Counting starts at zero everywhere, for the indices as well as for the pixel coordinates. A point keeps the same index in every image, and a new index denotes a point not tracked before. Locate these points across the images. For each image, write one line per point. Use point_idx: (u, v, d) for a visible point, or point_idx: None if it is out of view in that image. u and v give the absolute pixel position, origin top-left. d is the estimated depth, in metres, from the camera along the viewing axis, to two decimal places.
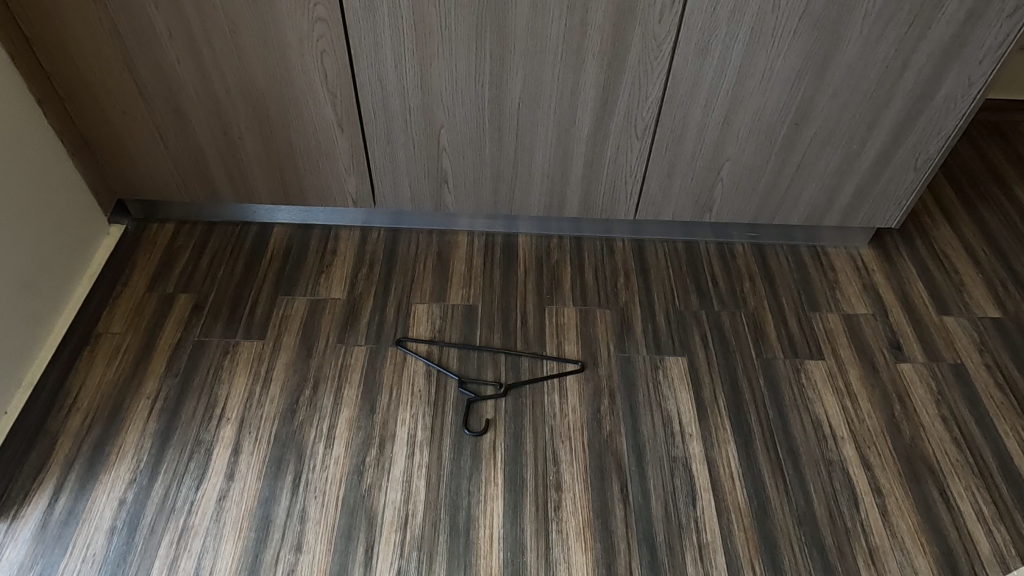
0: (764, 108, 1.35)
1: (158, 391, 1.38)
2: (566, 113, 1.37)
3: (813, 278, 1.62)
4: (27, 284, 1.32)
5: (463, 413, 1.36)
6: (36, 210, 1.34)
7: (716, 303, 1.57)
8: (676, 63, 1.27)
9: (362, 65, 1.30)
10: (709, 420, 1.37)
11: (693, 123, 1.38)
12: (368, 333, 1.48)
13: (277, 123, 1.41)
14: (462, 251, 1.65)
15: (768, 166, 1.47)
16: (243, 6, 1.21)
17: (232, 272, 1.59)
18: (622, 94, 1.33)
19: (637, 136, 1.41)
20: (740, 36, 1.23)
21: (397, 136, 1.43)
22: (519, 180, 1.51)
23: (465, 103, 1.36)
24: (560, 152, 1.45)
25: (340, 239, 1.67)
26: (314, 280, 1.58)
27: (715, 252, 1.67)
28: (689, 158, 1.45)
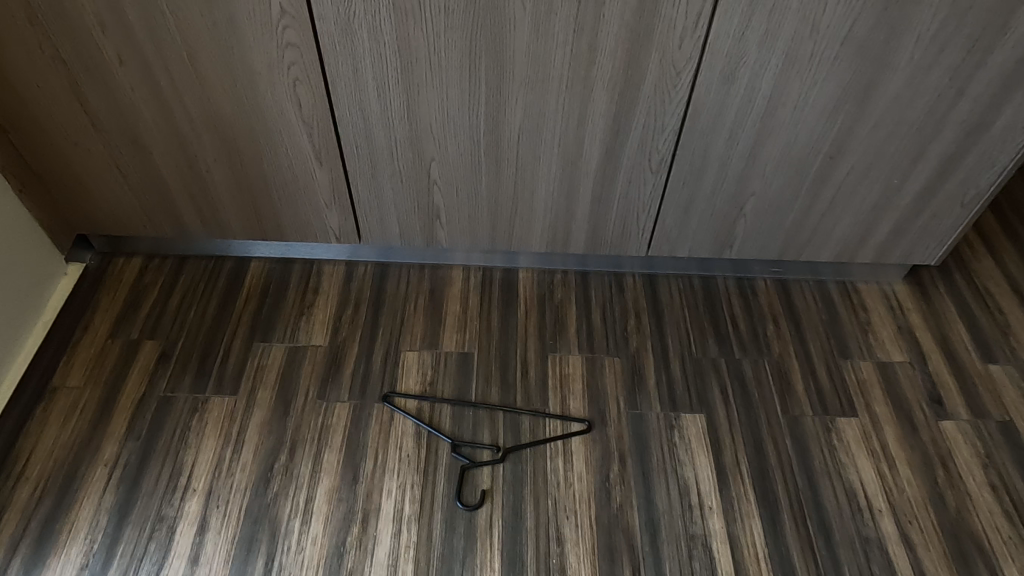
0: (795, 140, 1.19)
1: (118, 457, 1.24)
2: (572, 146, 1.21)
3: (843, 319, 1.47)
4: None
5: (456, 483, 1.22)
6: None
7: (737, 349, 1.42)
8: (697, 92, 1.12)
9: (341, 94, 1.15)
10: (730, 489, 1.23)
11: (715, 157, 1.23)
12: (351, 387, 1.34)
13: (248, 156, 1.26)
14: (456, 289, 1.50)
15: (798, 202, 1.31)
16: (202, 29, 1.06)
17: (204, 314, 1.44)
18: (635, 126, 1.17)
19: (651, 170, 1.25)
20: (771, 63, 1.07)
21: (382, 169, 1.28)
22: (519, 216, 1.36)
23: (458, 135, 1.21)
24: (565, 187, 1.29)
25: (323, 276, 1.52)
26: (294, 324, 1.43)
27: (734, 289, 1.52)
28: (709, 193, 1.30)
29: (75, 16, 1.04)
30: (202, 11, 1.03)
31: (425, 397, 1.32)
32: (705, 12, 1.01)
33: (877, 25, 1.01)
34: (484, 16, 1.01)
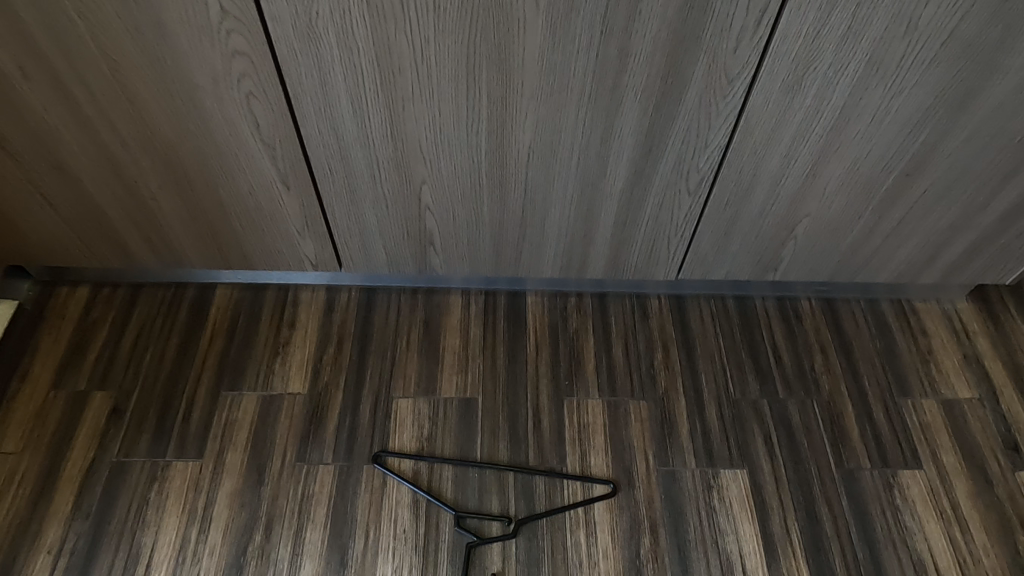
0: (866, 156, 0.98)
1: (63, 541, 1.05)
2: (593, 165, 1.00)
3: (900, 347, 1.28)
4: None
5: (463, 561, 1.05)
6: None
7: (780, 387, 1.23)
8: (752, 103, 0.90)
9: (308, 110, 0.92)
10: (780, 565, 1.06)
11: (767, 175, 1.01)
12: (336, 446, 1.15)
13: (199, 182, 1.04)
14: (455, 320, 1.30)
15: (859, 223, 1.10)
16: (123, 36, 0.82)
17: (163, 356, 1.24)
18: (672, 142, 0.96)
19: (687, 190, 1.04)
20: (849, 68, 0.85)
21: (363, 193, 1.06)
22: (528, 241, 1.15)
23: (454, 155, 0.99)
24: (583, 211, 1.08)
25: (300, 305, 1.31)
26: (268, 367, 1.24)
27: (774, 312, 1.32)
28: (755, 214, 1.08)
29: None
30: (121, 15, 0.80)
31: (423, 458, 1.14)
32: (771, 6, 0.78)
33: (991, 20, 0.79)
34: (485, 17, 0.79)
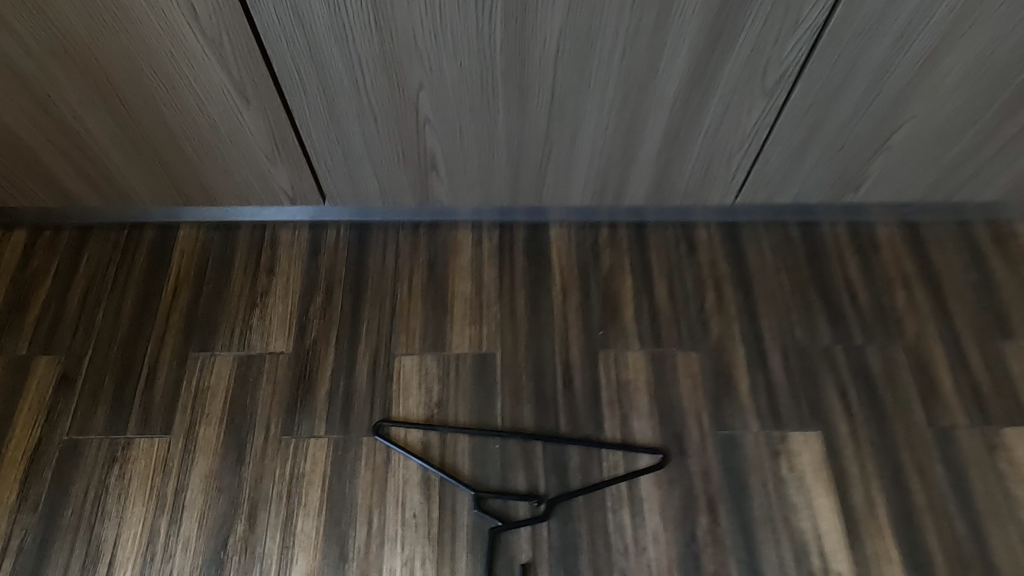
0: (1004, 33, 0.74)
1: (8, 538, 0.88)
2: (644, 54, 0.76)
3: (1000, 279, 1.07)
4: None
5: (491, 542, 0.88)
6: None
7: (856, 332, 1.03)
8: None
9: None
10: (864, 546, 0.89)
11: (868, 65, 0.78)
12: (329, 416, 0.97)
13: (131, 93, 0.80)
14: (465, 261, 1.09)
15: (975, 128, 0.87)
16: None
17: (118, 313, 1.04)
18: (750, 21, 0.72)
19: (764, 87, 0.80)
20: None
21: (344, 106, 0.83)
22: (554, 161, 0.92)
23: (460, 48, 0.75)
24: (625, 121, 0.85)
25: (280, 247, 1.10)
26: (244, 323, 1.04)
27: (846, 241, 1.10)
28: (846, 118, 0.85)
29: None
30: None
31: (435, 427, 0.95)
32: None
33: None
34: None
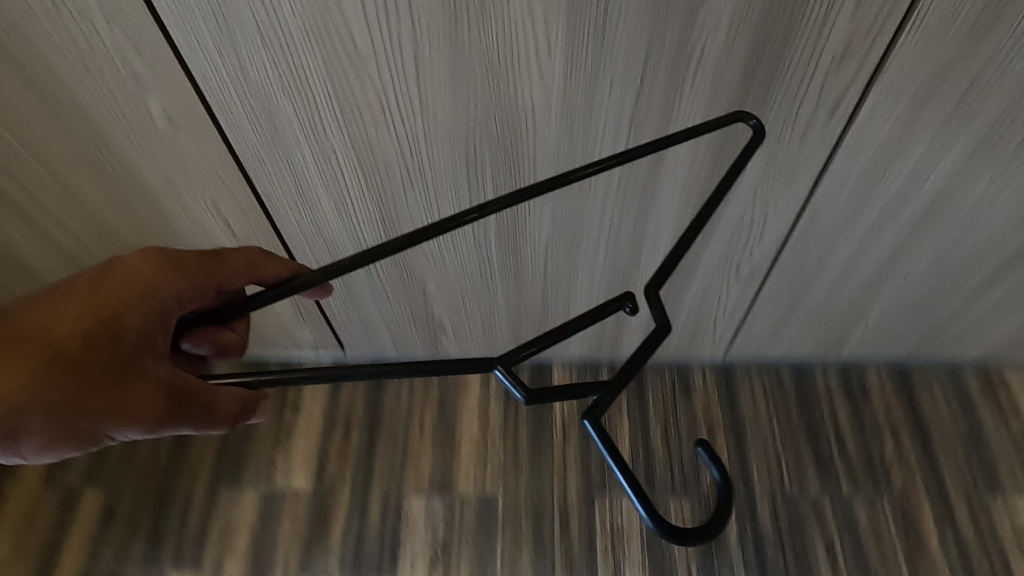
0: (962, 241, 0.78)
1: None
2: (664, 90, 0.61)
3: (988, 431, 1.11)
4: None
5: (719, 531, 0.46)
6: None
7: (843, 481, 1.07)
8: (825, 178, 0.70)
9: (284, 214, 0.77)
10: None
11: (835, 264, 0.82)
12: (342, 556, 1.05)
13: (100, 186, 0.75)
14: (472, 400, 1.16)
15: (941, 309, 0.92)
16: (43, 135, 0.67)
17: (158, 447, 1.13)
18: (719, 233, 0.78)
19: (846, 108, 0.62)
20: (948, 150, 0.66)
21: (361, 286, 0.93)
22: (550, 329, 1.00)
23: (463, 243, 0.84)
24: (615, 299, 0.93)
25: (304, 383, 1.18)
26: (269, 458, 1.12)
27: (837, 385, 1.15)
28: (933, 195, 0.72)
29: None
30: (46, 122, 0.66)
31: (219, 309, 0.51)
32: (861, 74, 0.59)
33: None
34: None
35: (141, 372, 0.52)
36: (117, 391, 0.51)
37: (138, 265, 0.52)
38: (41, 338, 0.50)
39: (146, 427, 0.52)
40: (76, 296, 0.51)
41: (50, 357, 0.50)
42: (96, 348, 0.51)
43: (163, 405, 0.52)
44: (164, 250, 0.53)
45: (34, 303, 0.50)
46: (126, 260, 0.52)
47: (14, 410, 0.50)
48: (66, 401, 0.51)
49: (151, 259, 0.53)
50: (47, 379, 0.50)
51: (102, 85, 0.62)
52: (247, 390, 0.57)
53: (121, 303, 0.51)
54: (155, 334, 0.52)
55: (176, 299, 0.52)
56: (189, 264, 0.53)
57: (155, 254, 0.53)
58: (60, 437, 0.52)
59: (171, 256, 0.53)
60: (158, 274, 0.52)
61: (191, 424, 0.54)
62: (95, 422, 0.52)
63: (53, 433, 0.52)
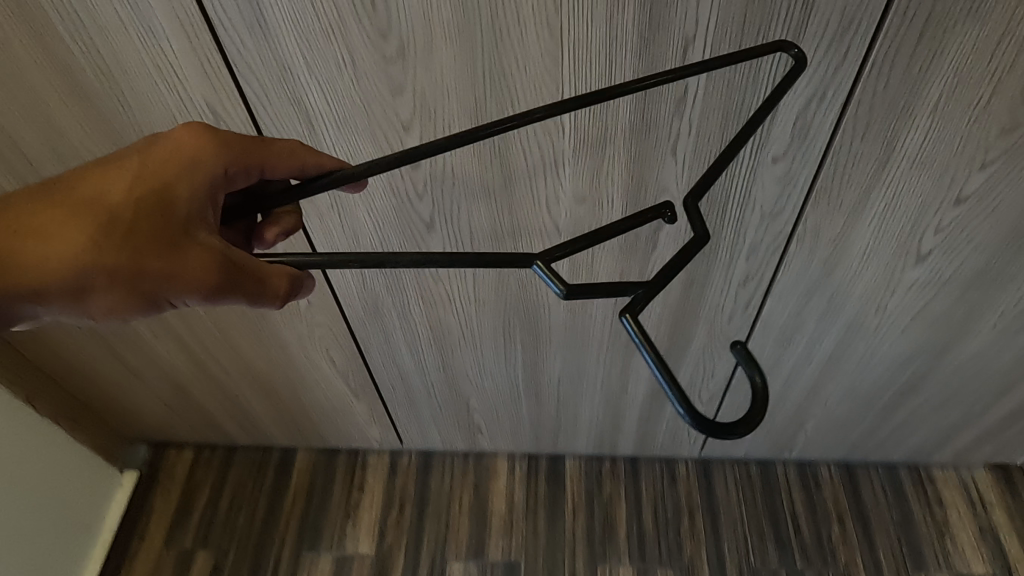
0: (860, 383, 1.07)
1: None
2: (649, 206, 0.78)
3: (917, 519, 1.37)
4: (37, 548, 1.23)
5: (750, 428, 0.55)
6: (48, 491, 1.24)
7: (798, 558, 1.34)
8: (752, 346, 0.99)
9: (375, 355, 1.10)
10: None
11: (770, 395, 1.12)
12: None
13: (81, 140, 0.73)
14: (501, 483, 1.45)
15: (861, 427, 1.20)
16: (225, 310, 1.01)
17: (254, 517, 1.44)
18: (682, 375, 1.08)
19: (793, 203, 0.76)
20: (831, 333, 0.96)
21: (420, 403, 1.23)
22: (562, 432, 1.30)
23: (496, 378, 1.14)
24: (610, 415, 1.22)
25: (368, 467, 1.48)
26: (341, 528, 1.42)
27: (795, 478, 1.43)
28: (883, 268, 0.84)
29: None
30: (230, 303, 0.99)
31: (279, 193, 0.57)
32: (818, 134, 0.68)
33: (957, 300, 0.88)
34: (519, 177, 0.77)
35: (194, 244, 0.54)
36: (171, 256, 0.53)
37: (189, 146, 0.56)
38: (99, 203, 0.53)
39: (200, 292, 0.54)
40: (135, 175, 0.55)
41: (107, 222, 0.53)
42: (153, 195, 0.54)
43: (216, 272, 0.54)
44: (211, 130, 0.58)
45: (95, 170, 0.55)
46: (174, 137, 0.57)
47: (77, 278, 0.52)
48: (125, 266, 0.53)
49: (195, 132, 0.57)
50: (104, 233, 0.53)
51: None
52: (296, 268, 0.58)
53: (169, 173, 0.55)
54: (203, 207, 0.55)
55: (220, 172, 0.56)
56: (231, 148, 0.57)
57: (201, 132, 0.57)
58: (122, 303, 0.53)
59: (212, 142, 0.57)
60: (206, 156, 0.56)
61: (246, 297, 0.55)
62: (152, 285, 0.53)
63: (115, 300, 0.53)
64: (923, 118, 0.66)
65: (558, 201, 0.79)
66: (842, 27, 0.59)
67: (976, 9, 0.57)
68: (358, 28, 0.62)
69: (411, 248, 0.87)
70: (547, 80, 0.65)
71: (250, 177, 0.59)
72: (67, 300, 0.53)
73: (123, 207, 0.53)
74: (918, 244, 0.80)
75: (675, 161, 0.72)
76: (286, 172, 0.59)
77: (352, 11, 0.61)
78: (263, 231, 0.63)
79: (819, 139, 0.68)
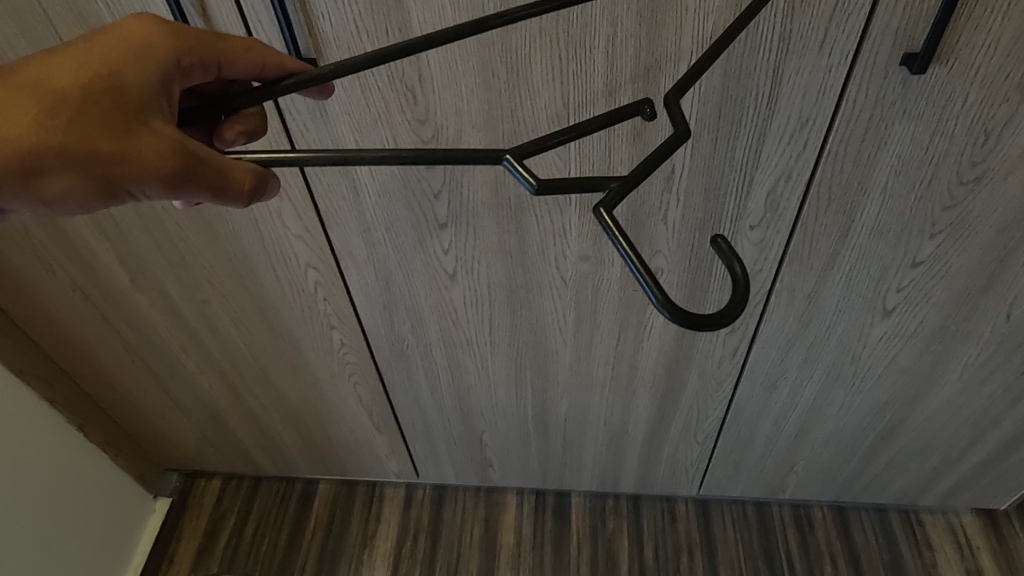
0: (843, 426, 1.16)
1: None
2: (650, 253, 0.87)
3: (906, 560, 1.43)
4: (81, 544, 1.33)
5: (733, 317, 0.51)
6: (94, 494, 1.36)
7: None
8: (740, 389, 1.10)
9: (397, 392, 1.20)
10: None
11: (761, 436, 1.21)
12: None
13: None
14: (510, 518, 1.53)
15: (848, 469, 1.28)
16: (267, 347, 1.13)
17: (276, 544, 1.52)
18: (679, 415, 1.18)
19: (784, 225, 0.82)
20: (813, 379, 1.06)
21: (437, 437, 1.33)
22: (568, 468, 1.39)
23: (507, 415, 1.23)
24: (613, 453, 1.31)
25: (384, 500, 1.57)
26: (358, 556, 1.50)
27: (789, 519, 1.50)
28: (862, 305, 0.92)
29: (147, 322, 1.10)
30: (272, 341, 1.11)
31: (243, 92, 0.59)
32: (799, 180, 0.77)
33: (924, 352, 0.98)
34: (531, 238, 0.89)
35: (149, 129, 0.54)
36: (126, 140, 0.53)
37: (142, 37, 0.58)
38: (44, 85, 0.53)
39: (160, 177, 0.54)
40: (82, 60, 0.55)
41: (56, 104, 0.53)
42: (104, 79, 0.55)
43: (173, 157, 0.54)
44: (163, 25, 0.59)
45: (41, 56, 0.54)
46: (124, 27, 0.58)
47: (28, 158, 0.52)
48: (78, 146, 0.53)
49: (144, 22, 0.59)
50: (54, 113, 0.53)
51: (309, 331, 1.08)
52: (260, 166, 0.58)
53: (118, 60, 0.56)
54: (156, 96, 0.56)
55: (174, 63, 0.59)
56: (184, 39, 0.59)
57: (151, 23, 0.59)
58: (79, 186, 0.54)
59: (165, 35, 0.59)
60: (161, 49, 0.58)
61: (208, 189, 0.56)
62: (108, 167, 0.53)
63: (71, 183, 0.53)
64: (875, 197, 0.78)
65: (565, 258, 0.91)
66: (800, 124, 0.72)
67: (908, 111, 0.70)
68: (401, 118, 0.75)
69: (436, 299, 0.99)
70: (555, 160, 0.78)
71: (205, 72, 0.62)
72: (17, 185, 0.53)
73: (69, 87, 0.54)
74: (883, 301, 0.91)
75: (665, 226, 0.83)
76: (244, 67, 0.62)
77: (397, 106, 0.74)
78: (223, 129, 0.67)
79: (789, 212, 0.80)
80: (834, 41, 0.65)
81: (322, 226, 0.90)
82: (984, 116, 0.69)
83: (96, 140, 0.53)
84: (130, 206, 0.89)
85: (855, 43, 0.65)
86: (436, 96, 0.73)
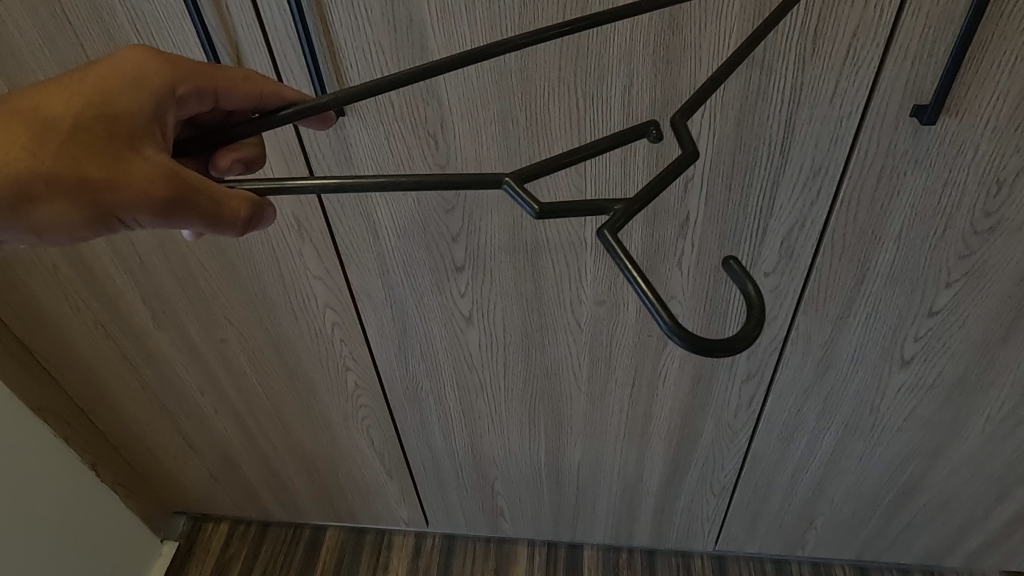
0: (863, 480, 1.14)
1: None
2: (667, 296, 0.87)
3: None
4: None
5: (752, 342, 0.50)
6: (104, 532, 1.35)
7: None
8: (757, 439, 1.08)
9: (409, 436, 1.20)
10: None
11: (779, 488, 1.18)
12: None
13: None
14: (520, 570, 1.50)
15: (869, 525, 1.25)
16: (282, 388, 1.13)
17: None
18: (693, 466, 1.16)
19: (798, 272, 0.82)
20: (831, 429, 1.05)
21: (448, 484, 1.31)
22: (581, 519, 1.36)
23: (520, 462, 1.22)
24: (627, 503, 1.28)
25: (393, 548, 1.55)
26: None
27: None
28: (879, 353, 0.91)
29: (165, 362, 1.11)
30: (287, 382, 1.12)
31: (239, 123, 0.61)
32: (812, 229, 0.78)
33: (943, 404, 0.97)
34: (547, 282, 0.90)
35: (139, 157, 0.56)
36: (116, 168, 0.55)
37: (137, 67, 0.61)
38: (36, 114, 0.55)
39: (149, 203, 0.55)
40: (76, 90, 0.57)
41: (48, 134, 0.55)
42: (97, 108, 0.57)
43: (163, 184, 0.56)
44: (157, 57, 0.62)
45: (36, 87, 0.57)
46: (118, 59, 0.61)
47: (18, 186, 0.54)
48: (69, 176, 0.55)
49: (139, 54, 0.62)
50: (46, 142, 0.55)
51: (324, 372, 1.08)
52: (256, 195, 0.59)
53: (113, 89, 0.59)
54: (149, 124, 0.59)
55: (169, 90, 0.61)
56: (176, 69, 0.62)
57: (145, 55, 0.62)
58: (69, 214, 0.56)
59: (159, 67, 0.62)
60: (155, 79, 0.61)
61: (199, 218, 0.57)
62: (98, 194, 0.55)
63: (61, 211, 0.55)
64: (889, 245, 0.78)
65: (581, 302, 0.92)
66: (812, 173, 0.73)
67: (919, 162, 0.71)
68: (422, 163, 0.77)
69: (451, 341, 1.00)
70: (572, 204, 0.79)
71: (202, 99, 0.64)
72: (6, 212, 0.55)
73: (59, 116, 0.56)
74: (900, 351, 0.90)
75: (680, 272, 0.84)
76: (240, 95, 0.66)
77: (419, 151, 0.76)
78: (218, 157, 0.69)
79: (803, 259, 0.81)
80: (844, 93, 0.67)
81: (342, 267, 0.91)
82: (995, 166, 0.70)
83: (85, 169, 0.55)
84: (158, 245, 0.92)
85: (864, 95, 0.67)
86: (457, 142, 0.75)
